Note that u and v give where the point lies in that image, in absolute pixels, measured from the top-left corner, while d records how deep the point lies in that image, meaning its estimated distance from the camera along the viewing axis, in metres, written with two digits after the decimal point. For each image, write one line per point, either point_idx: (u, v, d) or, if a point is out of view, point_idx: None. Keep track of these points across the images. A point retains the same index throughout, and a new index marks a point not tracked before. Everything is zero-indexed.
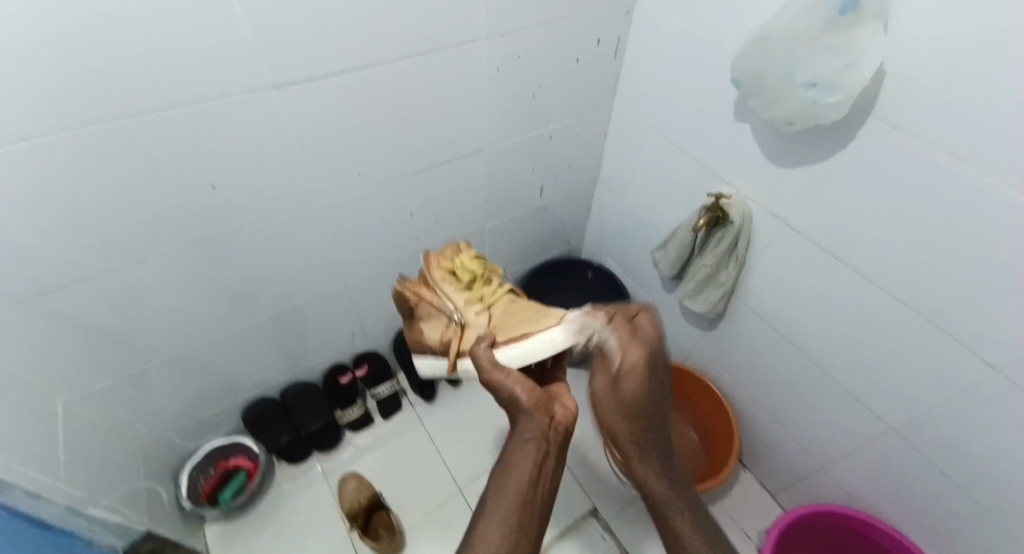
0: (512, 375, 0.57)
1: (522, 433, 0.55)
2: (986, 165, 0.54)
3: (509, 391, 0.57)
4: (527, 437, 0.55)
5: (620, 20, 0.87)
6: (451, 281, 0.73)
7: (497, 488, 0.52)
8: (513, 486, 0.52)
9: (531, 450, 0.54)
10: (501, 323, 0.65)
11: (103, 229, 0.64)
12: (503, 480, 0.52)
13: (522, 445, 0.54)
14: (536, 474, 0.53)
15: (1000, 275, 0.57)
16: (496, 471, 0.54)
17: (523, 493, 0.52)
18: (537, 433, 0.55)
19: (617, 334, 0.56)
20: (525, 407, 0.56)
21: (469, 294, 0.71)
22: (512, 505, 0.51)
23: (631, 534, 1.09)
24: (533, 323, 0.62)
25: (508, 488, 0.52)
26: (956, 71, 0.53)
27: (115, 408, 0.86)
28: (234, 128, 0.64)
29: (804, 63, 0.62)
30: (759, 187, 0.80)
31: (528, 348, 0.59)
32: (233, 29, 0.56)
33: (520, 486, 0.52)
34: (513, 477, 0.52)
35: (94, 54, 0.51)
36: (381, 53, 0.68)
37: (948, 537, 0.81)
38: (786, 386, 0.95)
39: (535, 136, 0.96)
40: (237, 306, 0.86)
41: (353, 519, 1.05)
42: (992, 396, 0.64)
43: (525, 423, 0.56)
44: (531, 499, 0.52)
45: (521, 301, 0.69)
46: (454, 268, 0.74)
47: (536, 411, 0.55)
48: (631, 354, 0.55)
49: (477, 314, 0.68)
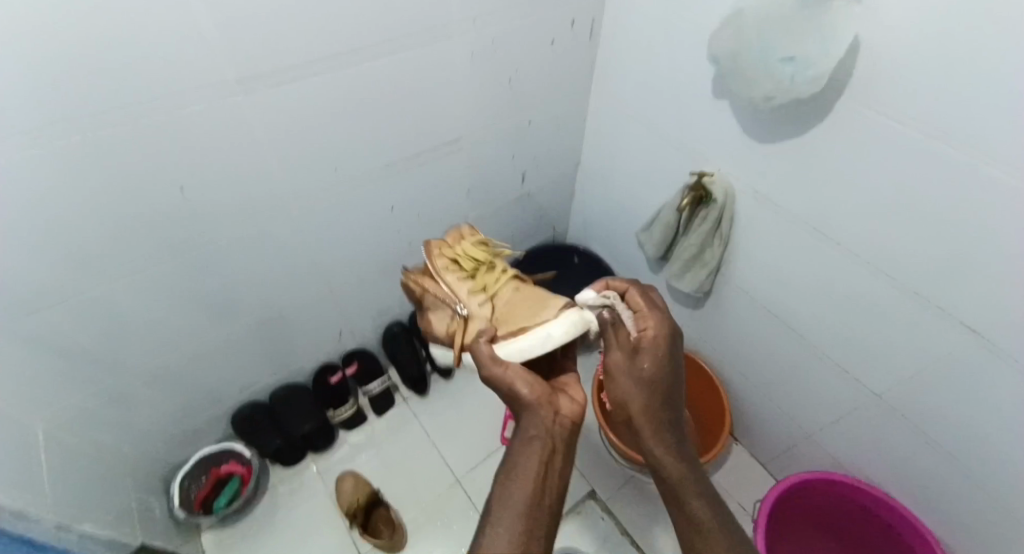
0: (514, 370, 0.57)
1: (527, 432, 0.54)
2: (963, 140, 0.54)
3: (511, 384, 0.56)
4: (532, 435, 0.53)
5: (592, 3, 0.86)
6: (454, 273, 0.72)
7: (503, 490, 0.51)
8: (521, 492, 0.50)
9: (535, 452, 0.52)
10: (504, 314, 0.65)
11: (76, 244, 0.62)
12: (507, 486, 0.51)
13: (528, 444, 0.53)
14: (542, 477, 0.51)
15: (975, 246, 0.58)
16: (501, 473, 0.52)
17: (529, 497, 0.50)
18: (543, 430, 0.54)
19: (632, 308, 0.60)
20: (527, 402, 0.55)
21: (473, 284, 0.70)
22: (520, 495, 0.50)
23: (630, 514, 1.10)
24: (535, 316, 0.61)
25: (516, 482, 0.51)
26: (921, 46, 0.53)
27: (99, 426, 0.83)
28: (208, 132, 0.63)
29: (780, 38, 0.61)
30: (741, 166, 0.80)
31: (530, 343, 0.59)
32: (195, 30, 0.54)
33: (526, 488, 0.50)
34: (518, 482, 0.51)
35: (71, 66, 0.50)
36: (351, 40, 0.65)
37: (932, 498, 0.84)
38: (771, 359, 0.97)
39: (515, 123, 0.94)
40: (219, 312, 0.84)
41: (353, 517, 1.04)
42: (973, 364, 0.65)
43: (528, 419, 0.55)
44: (540, 494, 0.50)
45: (525, 288, 0.68)
46: (456, 256, 0.73)
47: (540, 406, 0.55)
48: (648, 323, 0.59)
49: (480, 305, 0.67)
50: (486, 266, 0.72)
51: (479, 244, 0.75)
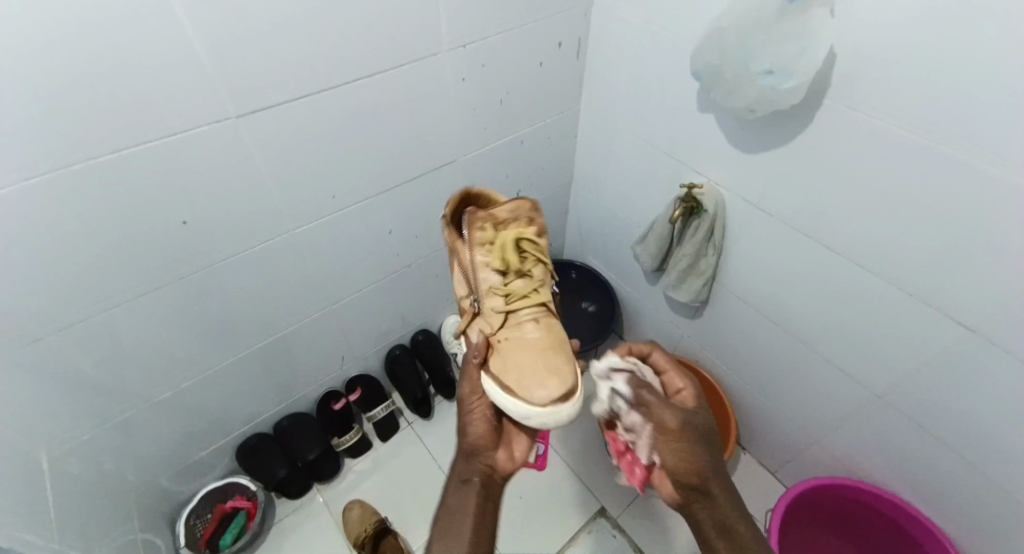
0: (478, 411, 0.65)
1: (470, 473, 0.64)
2: (942, 127, 0.57)
3: (468, 420, 0.65)
4: (472, 477, 0.64)
5: (576, 24, 0.89)
6: (487, 259, 0.66)
7: (447, 519, 0.61)
8: (460, 531, 0.59)
9: (475, 495, 0.62)
10: (509, 347, 0.63)
11: (81, 274, 0.63)
12: (454, 518, 0.61)
13: (468, 484, 0.63)
14: (479, 521, 0.60)
15: (960, 230, 0.60)
16: (448, 498, 0.63)
17: (468, 540, 0.59)
18: (480, 475, 0.64)
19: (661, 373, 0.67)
20: (477, 445, 0.64)
21: (499, 286, 0.66)
22: (463, 534, 0.59)
23: (641, 528, 1.09)
24: (529, 375, 0.60)
25: (458, 523, 0.60)
26: (894, 39, 0.56)
27: (103, 459, 0.83)
28: (209, 159, 0.64)
29: (757, 50, 0.64)
30: (729, 174, 0.83)
31: (504, 400, 0.60)
32: (197, 58, 0.56)
33: (467, 525, 0.60)
34: (459, 521, 0.60)
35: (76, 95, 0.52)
36: (347, 66, 0.68)
37: (940, 494, 0.84)
38: (771, 363, 0.98)
39: (508, 142, 0.97)
40: (223, 339, 0.85)
41: (360, 549, 1.01)
42: (968, 352, 0.67)
43: (473, 462, 0.64)
44: (478, 534, 0.60)
45: (546, 326, 0.64)
46: (496, 243, 0.66)
47: (484, 454, 0.64)
48: (677, 382, 0.69)
49: (495, 314, 0.65)
50: (522, 272, 0.66)
51: (526, 242, 0.66)
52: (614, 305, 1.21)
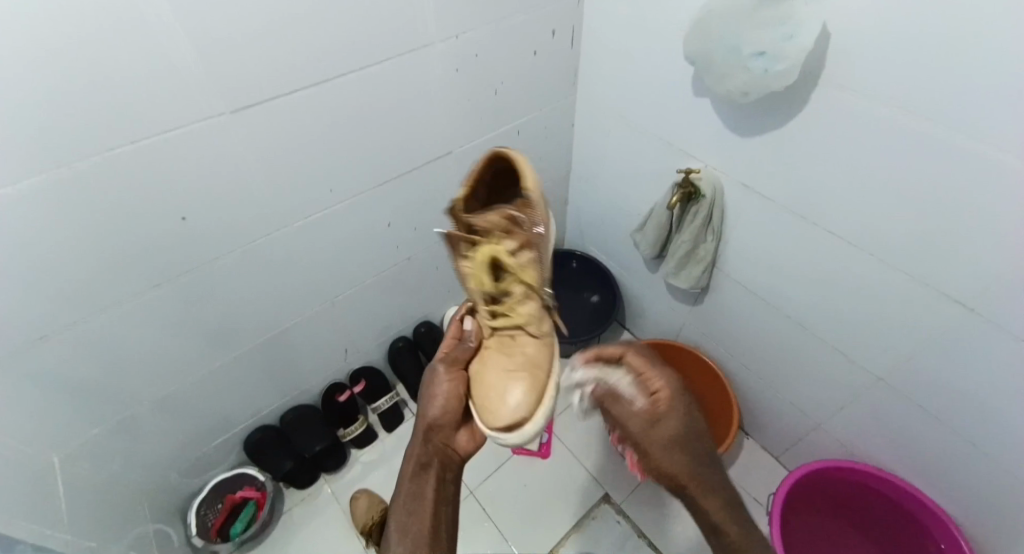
0: (447, 391, 0.65)
1: (425, 455, 0.66)
2: (937, 110, 0.56)
3: (429, 399, 0.66)
4: (428, 460, 0.65)
5: (570, 13, 0.89)
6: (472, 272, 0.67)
7: (402, 511, 0.63)
8: (420, 521, 0.62)
9: (430, 482, 0.65)
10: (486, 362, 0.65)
11: (81, 273, 0.64)
12: (414, 507, 0.63)
13: (423, 469, 0.65)
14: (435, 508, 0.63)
15: (957, 209, 0.60)
16: (403, 484, 0.65)
17: (426, 530, 0.62)
18: (436, 458, 0.65)
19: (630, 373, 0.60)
20: (436, 423, 0.65)
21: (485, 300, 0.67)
22: (419, 526, 0.62)
23: (645, 515, 1.10)
24: (493, 393, 0.61)
25: (417, 515, 0.63)
26: (885, 21, 0.56)
27: (116, 452, 0.85)
28: (203, 157, 0.65)
29: (747, 35, 0.64)
30: (726, 160, 0.82)
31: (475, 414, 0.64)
32: (184, 56, 0.57)
33: (424, 518, 0.62)
34: (418, 512, 0.63)
35: (69, 94, 0.52)
36: (339, 59, 0.68)
37: (944, 475, 0.83)
38: (773, 349, 0.98)
39: (503, 133, 0.96)
40: (225, 334, 0.86)
41: (369, 535, 1.03)
42: (970, 333, 0.66)
43: (429, 440, 0.66)
44: (437, 522, 0.63)
45: (523, 348, 0.64)
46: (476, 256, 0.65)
47: (443, 431, 0.65)
48: (654, 381, 0.59)
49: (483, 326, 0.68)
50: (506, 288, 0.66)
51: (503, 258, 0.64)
52: (615, 294, 1.21)
